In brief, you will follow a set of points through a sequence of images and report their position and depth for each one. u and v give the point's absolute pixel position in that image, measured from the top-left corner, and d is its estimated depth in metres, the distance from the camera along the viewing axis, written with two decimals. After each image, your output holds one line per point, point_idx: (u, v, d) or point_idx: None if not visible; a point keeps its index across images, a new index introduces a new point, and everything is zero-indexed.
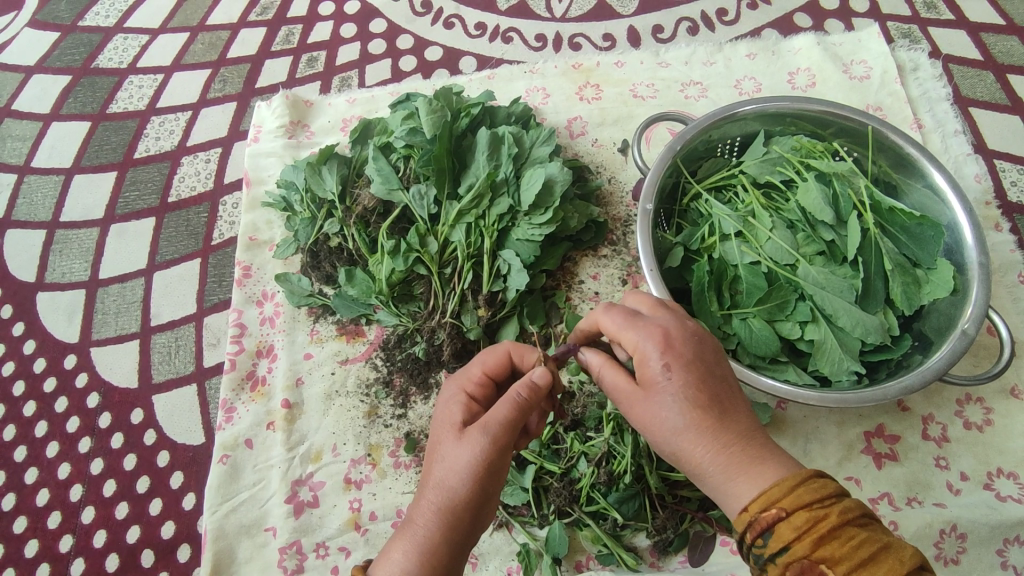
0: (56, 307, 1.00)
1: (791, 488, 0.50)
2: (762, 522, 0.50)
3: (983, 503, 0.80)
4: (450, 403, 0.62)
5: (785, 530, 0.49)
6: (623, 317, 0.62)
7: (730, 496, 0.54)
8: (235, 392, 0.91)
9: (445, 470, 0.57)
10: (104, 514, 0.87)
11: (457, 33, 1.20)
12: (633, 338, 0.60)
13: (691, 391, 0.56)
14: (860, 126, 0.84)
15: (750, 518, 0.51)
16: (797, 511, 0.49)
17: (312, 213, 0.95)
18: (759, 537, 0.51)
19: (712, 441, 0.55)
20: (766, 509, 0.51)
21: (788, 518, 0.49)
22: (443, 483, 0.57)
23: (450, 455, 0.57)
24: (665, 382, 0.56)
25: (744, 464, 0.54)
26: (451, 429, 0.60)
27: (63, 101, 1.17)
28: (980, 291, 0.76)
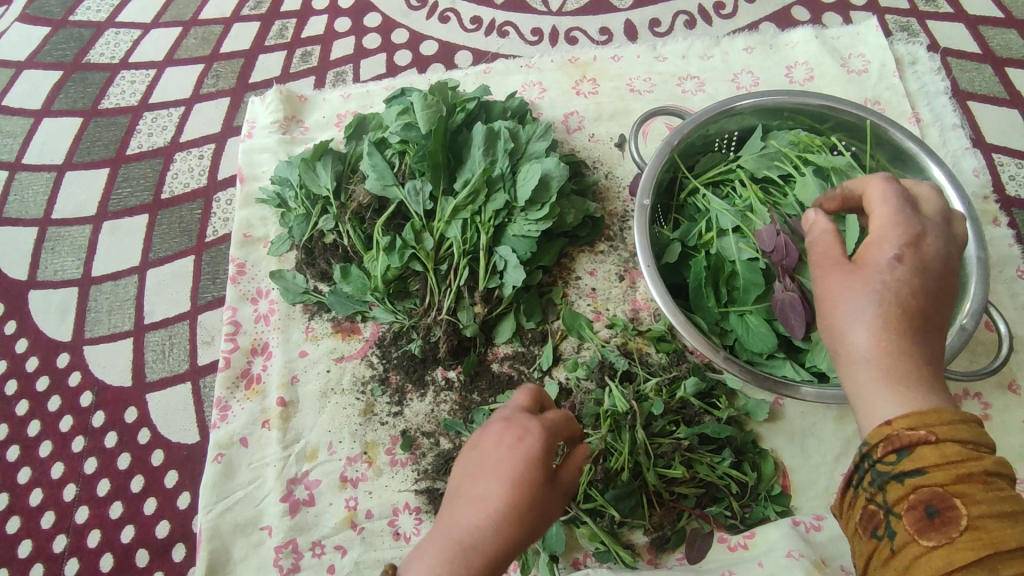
0: (48, 305, 0.99)
1: (949, 420, 0.48)
2: (905, 438, 0.48)
3: None
4: (525, 440, 0.57)
5: (930, 454, 0.47)
6: (884, 198, 0.59)
7: (874, 405, 0.52)
8: (230, 390, 0.90)
9: (503, 496, 0.54)
10: (98, 513, 0.86)
11: (452, 27, 1.19)
12: (882, 223, 0.57)
13: (919, 293, 0.53)
14: (858, 120, 0.84)
15: (890, 431, 0.49)
16: (948, 441, 0.47)
17: (307, 209, 0.95)
18: (892, 453, 0.49)
19: (892, 346, 0.52)
20: (914, 428, 0.48)
21: (936, 445, 0.47)
22: (500, 519, 0.54)
23: (511, 483, 0.55)
24: (890, 269, 0.54)
25: (901, 383, 0.51)
26: (520, 469, 0.55)
27: (54, 96, 1.16)
28: (979, 285, 0.75)
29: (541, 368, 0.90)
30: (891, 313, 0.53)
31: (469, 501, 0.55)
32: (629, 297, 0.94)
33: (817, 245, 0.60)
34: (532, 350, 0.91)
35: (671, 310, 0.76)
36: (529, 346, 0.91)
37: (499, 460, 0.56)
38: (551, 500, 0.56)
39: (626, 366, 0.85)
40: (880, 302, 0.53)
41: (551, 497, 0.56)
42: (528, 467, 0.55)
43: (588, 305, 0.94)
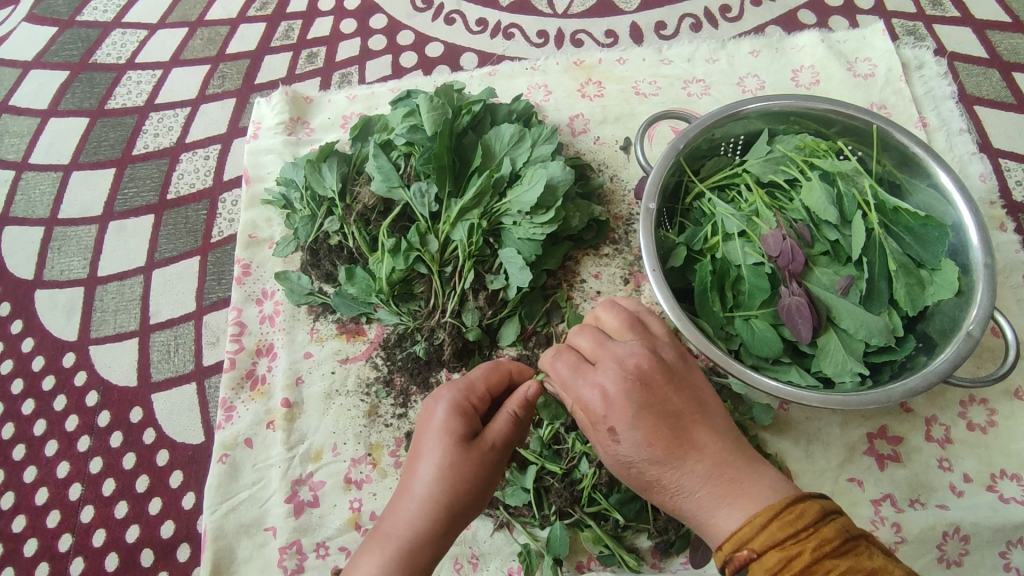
0: (55, 304, 0.99)
1: (761, 527, 0.50)
2: (736, 562, 0.51)
3: (986, 505, 0.80)
4: (453, 412, 0.63)
5: (759, 571, 0.49)
6: (567, 367, 0.60)
7: (714, 526, 0.54)
8: (235, 390, 0.90)
9: (435, 483, 0.60)
10: (104, 512, 0.87)
11: (458, 29, 1.19)
12: (580, 384, 0.59)
13: (654, 422, 0.55)
14: (865, 125, 0.83)
15: (724, 557, 0.51)
16: (768, 551, 0.49)
17: (312, 211, 0.95)
18: (738, 575, 0.51)
19: (681, 463, 0.55)
20: (739, 548, 0.51)
21: (759, 560, 0.49)
22: (428, 501, 0.60)
23: (442, 465, 0.61)
24: (629, 419, 0.56)
25: (719, 495, 0.54)
26: (444, 450, 0.61)
27: (61, 96, 1.16)
28: (985, 292, 0.75)
29: None
30: (662, 446, 0.55)
31: (406, 491, 0.62)
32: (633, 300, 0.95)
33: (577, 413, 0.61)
34: (536, 352, 0.92)
35: (676, 313, 0.76)
36: (533, 349, 0.92)
37: (434, 425, 0.63)
38: (478, 453, 0.62)
39: None
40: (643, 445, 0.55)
41: (478, 462, 0.61)
42: (453, 445, 0.61)
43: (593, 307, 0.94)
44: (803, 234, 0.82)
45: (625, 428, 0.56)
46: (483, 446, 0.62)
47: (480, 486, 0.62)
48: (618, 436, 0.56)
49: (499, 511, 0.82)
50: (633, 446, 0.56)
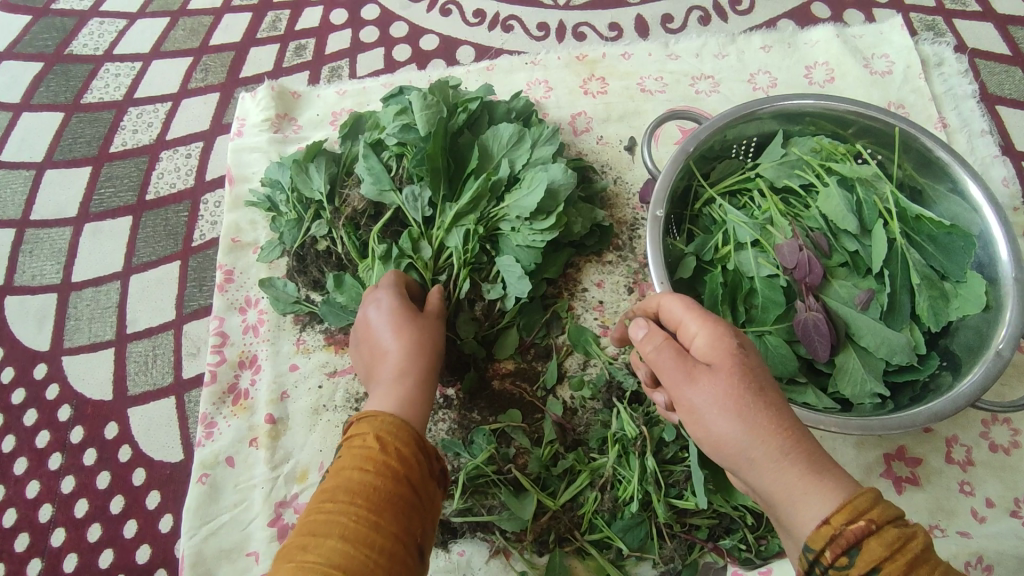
0: (26, 312, 0.94)
1: (875, 500, 0.47)
2: (850, 536, 0.46)
3: (1010, 532, 0.75)
4: (392, 293, 0.73)
5: (876, 547, 0.45)
6: (683, 304, 0.60)
7: (812, 501, 0.49)
8: (216, 405, 0.85)
9: (405, 340, 0.69)
10: (76, 535, 0.82)
11: (454, 20, 1.13)
12: (693, 321, 0.57)
13: (756, 375, 0.53)
14: (886, 127, 0.78)
15: (832, 532, 0.47)
16: (886, 526, 0.46)
17: (299, 214, 0.89)
18: (842, 555, 0.46)
19: (773, 423, 0.51)
20: (854, 520, 0.46)
21: (878, 534, 0.46)
22: (406, 351, 0.68)
23: (400, 327, 0.70)
24: (737, 360, 0.53)
25: (807, 475, 0.50)
26: (394, 316, 0.71)
27: (34, 89, 1.10)
28: (1015, 308, 0.70)
29: (545, 387, 0.85)
30: (761, 398, 0.51)
31: (381, 361, 0.69)
32: None
33: (659, 353, 0.56)
34: (535, 366, 0.86)
35: None
36: (532, 362, 0.87)
37: (377, 320, 0.71)
38: (427, 321, 0.72)
39: (636, 387, 0.80)
40: (719, 397, 0.52)
41: (429, 321, 0.73)
42: (401, 312, 0.71)
43: (595, 319, 0.89)
44: (820, 244, 0.77)
45: (726, 367, 0.53)
46: (426, 313, 0.74)
47: (433, 342, 0.71)
48: (709, 372, 0.53)
49: (495, 536, 0.78)
50: (713, 395, 0.52)
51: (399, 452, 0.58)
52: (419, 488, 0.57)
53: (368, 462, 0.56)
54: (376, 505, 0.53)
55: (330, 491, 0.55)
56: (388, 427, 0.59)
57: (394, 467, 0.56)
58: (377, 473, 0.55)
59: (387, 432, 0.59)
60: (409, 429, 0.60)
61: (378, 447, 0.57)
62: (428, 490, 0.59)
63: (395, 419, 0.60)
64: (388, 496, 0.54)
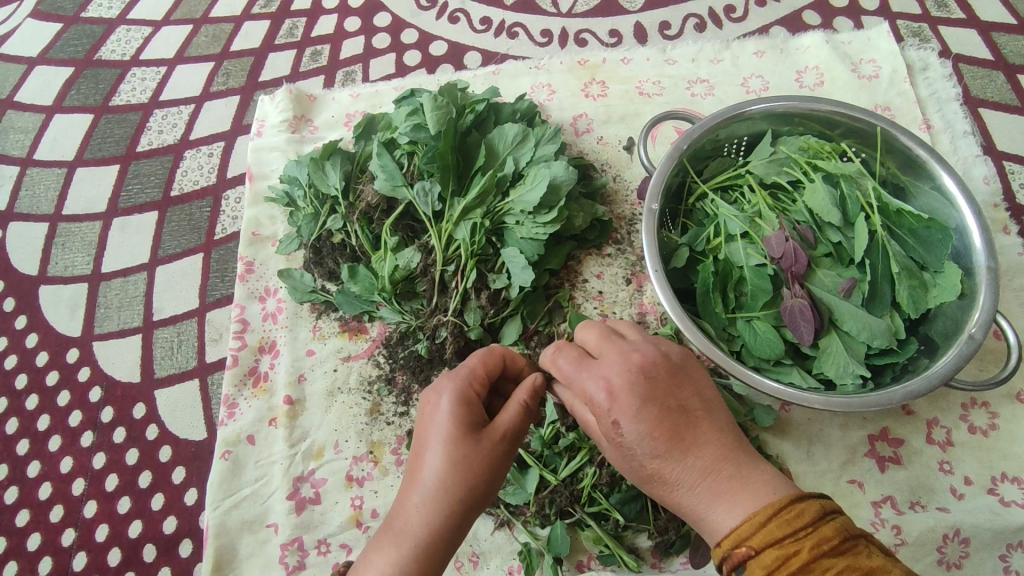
0: (59, 300, 1.00)
1: (760, 525, 0.51)
2: (734, 559, 0.51)
3: (986, 508, 0.80)
4: (456, 402, 0.63)
5: (756, 569, 0.50)
6: (570, 367, 0.62)
7: (710, 525, 0.55)
8: (237, 387, 0.90)
9: (445, 477, 0.60)
10: (106, 508, 0.87)
11: (462, 27, 1.19)
12: (576, 385, 0.61)
13: (633, 450, 0.58)
14: (869, 127, 0.83)
15: (722, 555, 0.53)
16: (765, 550, 0.50)
17: (315, 209, 0.95)
18: (735, 572, 0.52)
19: (665, 469, 0.57)
20: (738, 545, 0.52)
21: (755, 558, 0.50)
22: (438, 494, 0.59)
23: (451, 458, 0.60)
24: (620, 434, 0.57)
25: (711, 505, 0.55)
26: (454, 433, 0.61)
27: (65, 93, 1.16)
28: (988, 296, 0.75)
29: None
30: (651, 459, 0.57)
31: (417, 486, 0.61)
32: (635, 300, 0.95)
33: (580, 413, 0.65)
34: (538, 352, 0.92)
35: (678, 314, 0.76)
36: (535, 348, 0.92)
37: (437, 422, 0.62)
38: (489, 446, 0.61)
39: None
40: (619, 458, 0.61)
41: (484, 454, 0.61)
42: (458, 434, 0.61)
43: (595, 308, 0.95)
44: (806, 235, 0.82)
45: (620, 436, 0.58)
46: (492, 436, 0.62)
47: (488, 474, 0.61)
48: (609, 439, 0.60)
49: (499, 509, 0.83)
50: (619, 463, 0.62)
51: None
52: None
53: None
54: None
55: None
56: None
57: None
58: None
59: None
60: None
61: None
62: None
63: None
64: None
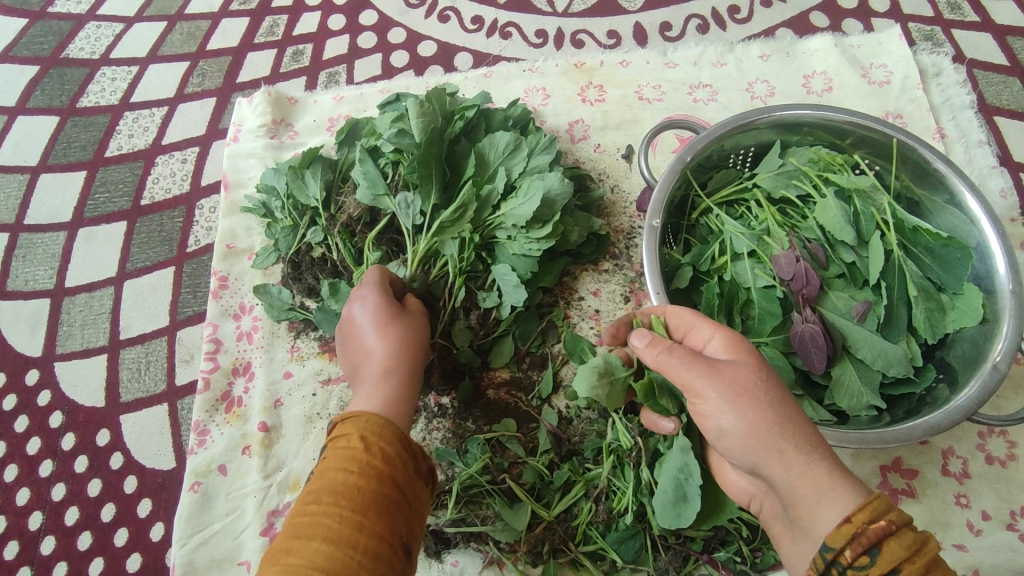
0: (19, 317, 0.93)
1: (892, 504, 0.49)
2: (871, 535, 0.47)
3: (1006, 545, 0.75)
4: (379, 287, 0.72)
5: (896, 547, 0.46)
6: (693, 315, 0.65)
7: (825, 504, 0.50)
8: (209, 413, 0.84)
9: (387, 339, 0.68)
10: (66, 544, 0.81)
11: (452, 27, 1.13)
12: (703, 327, 0.63)
13: (771, 377, 0.55)
14: (884, 138, 0.78)
15: (854, 530, 0.47)
16: (905, 528, 0.47)
17: (294, 221, 0.89)
18: (863, 553, 0.47)
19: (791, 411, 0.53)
20: (876, 519, 0.47)
21: (896, 535, 0.47)
22: (389, 354, 0.68)
23: (385, 323, 0.69)
24: (753, 362, 0.56)
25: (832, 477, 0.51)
26: (384, 312, 0.70)
27: (29, 93, 1.10)
28: (1012, 321, 0.70)
29: (540, 397, 0.84)
30: (780, 396, 0.53)
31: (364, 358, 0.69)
32: None
33: (668, 352, 0.58)
34: (531, 375, 0.86)
35: None
36: (527, 371, 0.86)
37: (362, 317, 0.70)
38: (413, 316, 0.73)
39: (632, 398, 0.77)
40: (733, 390, 0.53)
41: (412, 320, 0.73)
42: (385, 310, 0.71)
43: (592, 328, 0.89)
44: (817, 255, 0.77)
45: (743, 363, 0.56)
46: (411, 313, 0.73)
47: (417, 341, 0.70)
48: (730, 365, 0.55)
49: (489, 547, 0.77)
50: (726, 393, 0.54)
51: (383, 453, 0.58)
52: (406, 488, 0.58)
53: (354, 463, 0.56)
54: (362, 507, 0.54)
55: (318, 493, 0.55)
56: (377, 433, 0.59)
57: (377, 467, 0.56)
58: (360, 474, 0.55)
59: (374, 433, 0.59)
60: (393, 427, 0.60)
61: (365, 446, 0.58)
62: (415, 490, 0.59)
63: (378, 417, 0.60)
64: (374, 498, 0.55)
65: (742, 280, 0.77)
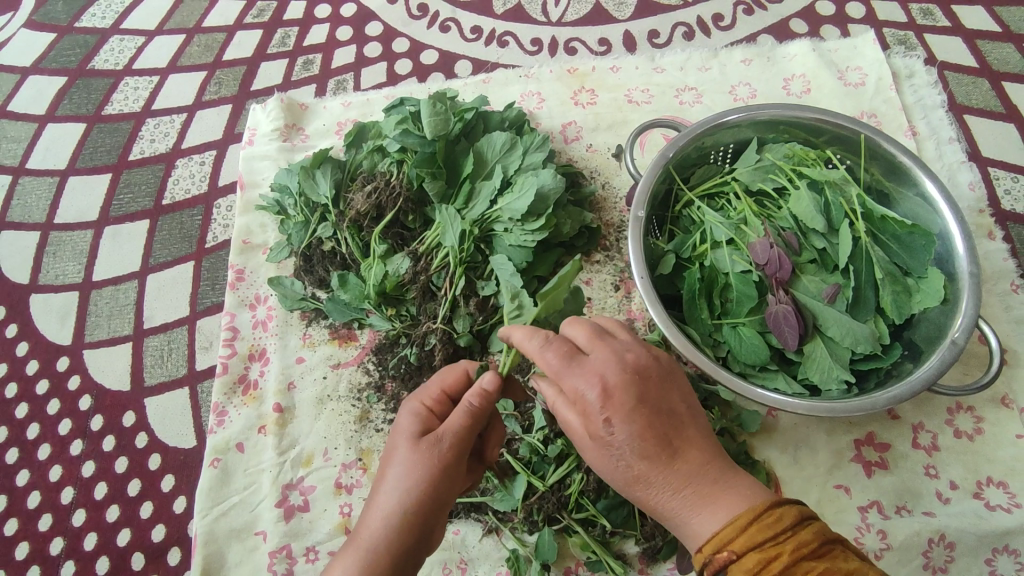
0: (50, 308, 1.00)
1: (742, 530, 0.54)
2: (716, 563, 0.54)
3: (972, 513, 0.80)
4: (415, 417, 0.67)
5: (738, 573, 0.53)
6: (562, 362, 0.60)
7: (693, 531, 0.58)
8: (227, 395, 0.91)
9: (399, 490, 0.63)
10: (95, 516, 0.87)
11: (453, 37, 1.20)
12: (569, 384, 0.59)
13: (634, 445, 0.58)
14: (853, 134, 0.84)
15: (704, 559, 0.55)
16: (748, 553, 0.53)
17: (306, 217, 0.95)
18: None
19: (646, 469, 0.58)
20: (720, 550, 0.54)
21: (738, 562, 0.53)
22: (386, 516, 0.63)
23: (403, 469, 0.63)
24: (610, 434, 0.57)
25: (698, 506, 0.57)
26: (408, 453, 0.64)
27: (58, 102, 1.17)
28: (970, 301, 0.75)
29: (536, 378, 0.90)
30: (634, 464, 0.59)
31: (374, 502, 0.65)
32: (624, 307, 0.95)
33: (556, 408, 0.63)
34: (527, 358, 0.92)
35: (664, 320, 0.76)
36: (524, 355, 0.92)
37: (392, 444, 0.67)
38: (440, 455, 0.63)
39: None
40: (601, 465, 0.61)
41: (436, 463, 0.63)
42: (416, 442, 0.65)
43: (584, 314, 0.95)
44: (791, 242, 0.83)
45: (604, 445, 0.59)
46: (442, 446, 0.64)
47: (432, 495, 0.63)
48: (604, 447, 0.59)
49: (488, 516, 0.83)
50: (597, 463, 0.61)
51: None
52: None
53: None
54: None
55: None
56: None
57: None
58: None
59: None
60: None
61: None
62: None
63: None
64: None
65: (723, 267, 0.82)
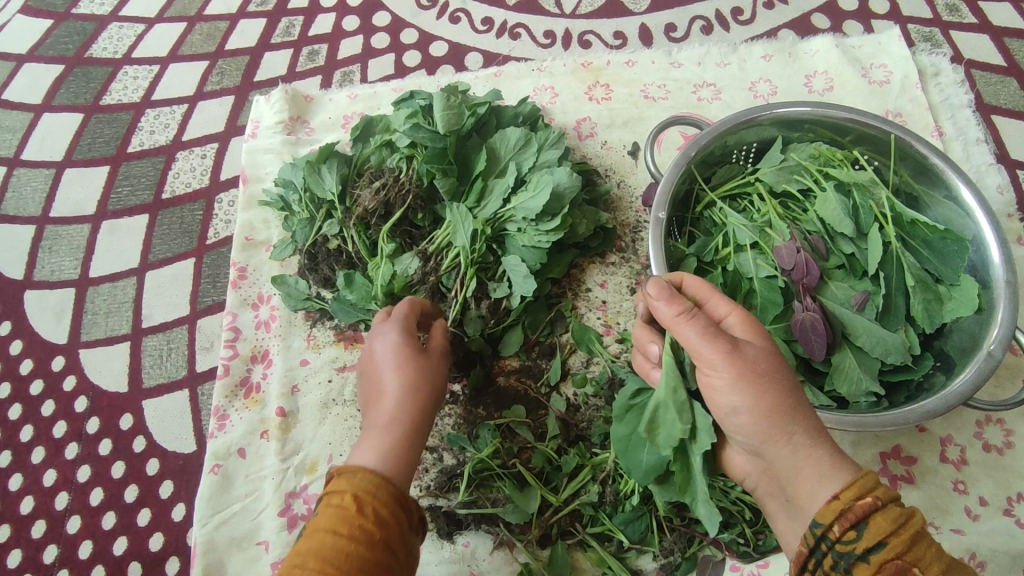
0: (44, 306, 0.96)
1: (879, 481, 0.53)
2: (858, 510, 0.51)
3: (1002, 530, 0.77)
4: (399, 330, 0.72)
5: (882, 522, 0.51)
6: (706, 284, 0.67)
7: (825, 482, 0.55)
8: (228, 398, 0.87)
9: (399, 388, 0.67)
10: (91, 523, 0.84)
11: (463, 28, 1.16)
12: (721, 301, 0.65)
13: (782, 366, 0.59)
14: (883, 134, 0.81)
15: (842, 506, 0.52)
16: (891, 504, 0.52)
17: (311, 214, 0.92)
18: (852, 528, 0.51)
19: (797, 402, 0.58)
20: (863, 496, 0.52)
21: (883, 510, 0.51)
22: (401, 395, 0.67)
23: (398, 368, 0.69)
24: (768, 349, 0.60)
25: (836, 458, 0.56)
26: (402, 357, 0.69)
27: (54, 91, 1.13)
28: (1007, 310, 0.72)
29: (549, 384, 0.87)
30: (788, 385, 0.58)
31: (377, 403, 0.68)
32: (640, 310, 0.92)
33: (687, 333, 0.60)
34: (539, 364, 0.89)
35: None
36: (536, 360, 0.89)
37: (382, 356, 0.70)
38: (433, 359, 0.71)
39: None
40: (743, 376, 0.57)
41: (434, 362, 0.72)
42: (407, 357, 0.69)
43: (599, 318, 0.92)
44: (818, 246, 0.80)
45: (761, 346, 0.60)
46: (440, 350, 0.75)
47: (433, 388, 0.69)
48: (748, 348, 0.59)
49: (499, 528, 0.80)
50: (727, 382, 0.58)
51: (377, 514, 0.60)
52: (394, 544, 0.60)
53: (341, 525, 0.58)
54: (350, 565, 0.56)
55: (305, 551, 0.57)
56: (367, 489, 0.61)
57: (366, 527, 0.58)
58: (349, 536, 0.57)
59: (367, 492, 0.60)
60: (388, 487, 0.61)
61: (358, 505, 0.59)
62: (403, 542, 0.61)
63: (373, 478, 0.61)
64: (358, 562, 0.56)
65: (747, 272, 0.79)
